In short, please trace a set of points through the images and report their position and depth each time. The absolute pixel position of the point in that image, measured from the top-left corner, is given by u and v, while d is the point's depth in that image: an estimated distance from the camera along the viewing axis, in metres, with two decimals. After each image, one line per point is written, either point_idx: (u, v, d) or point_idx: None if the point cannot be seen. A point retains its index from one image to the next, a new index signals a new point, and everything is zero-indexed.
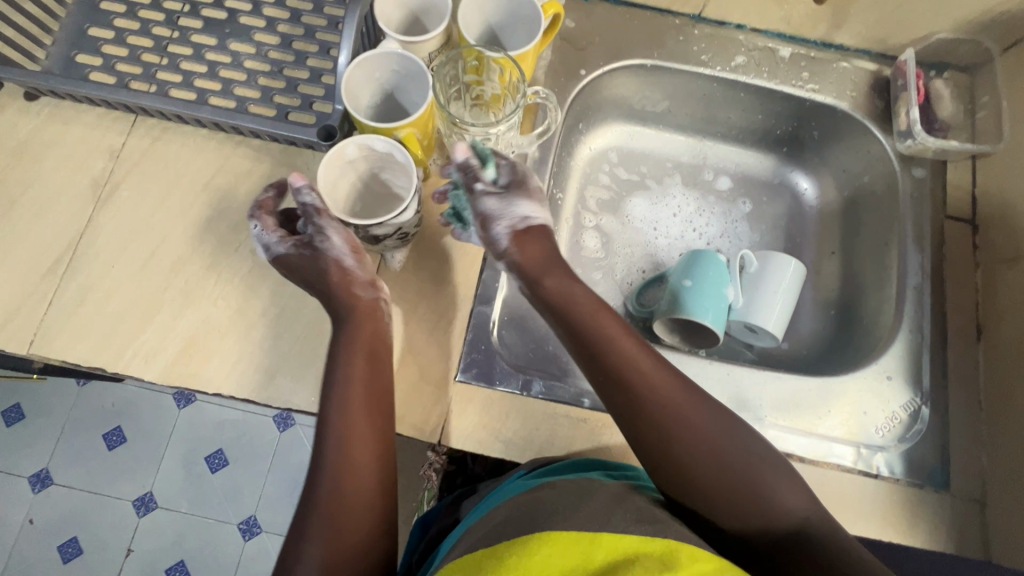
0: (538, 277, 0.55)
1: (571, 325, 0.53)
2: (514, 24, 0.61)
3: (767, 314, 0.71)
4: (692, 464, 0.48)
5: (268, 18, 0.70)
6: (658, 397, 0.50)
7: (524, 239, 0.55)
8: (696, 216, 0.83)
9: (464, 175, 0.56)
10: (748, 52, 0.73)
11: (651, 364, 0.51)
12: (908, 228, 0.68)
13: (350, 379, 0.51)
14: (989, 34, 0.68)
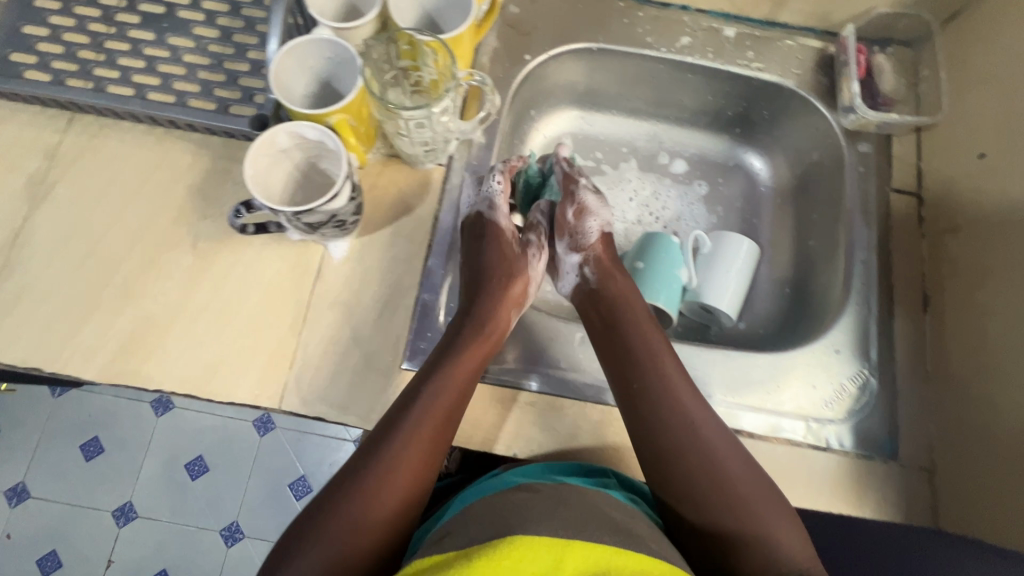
0: (610, 273, 0.66)
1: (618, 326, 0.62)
2: (450, 9, 0.61)
3: (720, 293, 0.71)
4: (703, 482, 0.52)
5: (207, 11, 0.69)
6: (680, 405, 0.56)
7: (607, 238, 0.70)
8: (651, 199, 0.82)
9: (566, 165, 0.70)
10: (693, 33, 0.73)
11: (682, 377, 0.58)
12: (853, 203, 0.68)
13: (442, 385, 0.55)
14: (927, 7, 0.68)
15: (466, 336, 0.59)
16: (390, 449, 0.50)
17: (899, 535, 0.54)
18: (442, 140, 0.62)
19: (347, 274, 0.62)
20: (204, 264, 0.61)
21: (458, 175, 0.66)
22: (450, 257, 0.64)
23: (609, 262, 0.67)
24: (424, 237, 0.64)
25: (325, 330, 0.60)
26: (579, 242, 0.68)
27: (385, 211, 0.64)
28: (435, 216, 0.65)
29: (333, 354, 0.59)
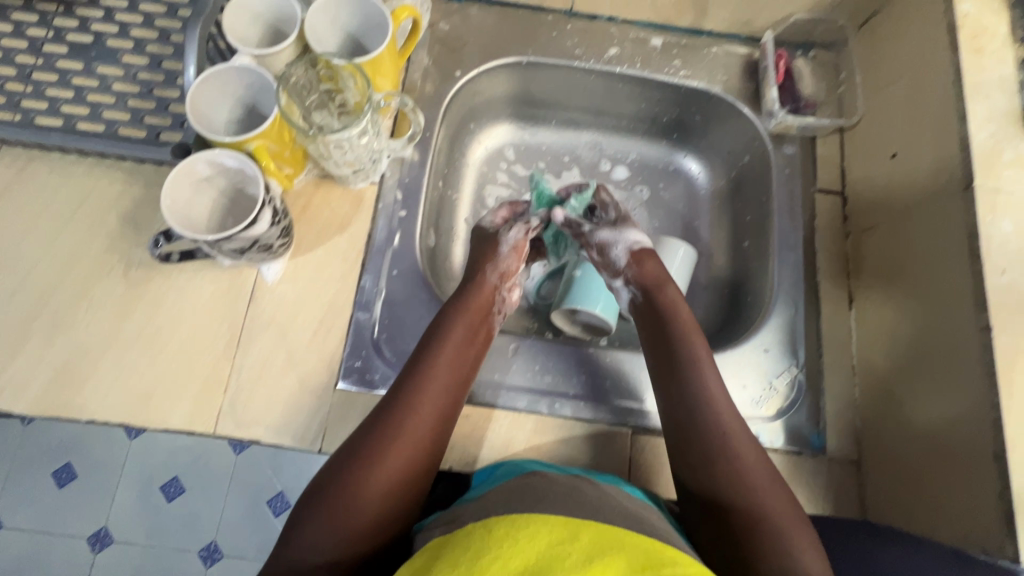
0: (655, 289, 0.64)
1: (659, 334, 0.61)
2: (372, 31, 0.62)
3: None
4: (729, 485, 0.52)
5: (136, 39, 0.69)
6: (716, 417, 0.55)
7: (643, 259, 0.65)
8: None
9: (570, 228, 0.68)
10: (620, 44, 0.75)
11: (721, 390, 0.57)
12: (782, 203, 0.70)
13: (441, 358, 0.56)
14: (841, 12, 0.71)
15: (467, 311, 0.61)
16: (397, 424, 0.51)
17: (821, 533, 0.55)
18: (368, 160, 0.62)
19: (280, 296, 0.62)
20: (136, 291, 0.61)
21: (390, 192, 0.67)
22: (383, 275, 0.64)
23: (659, 272, 0.65)
24: (357, 255, 0.64)
25: (259, 353, 0.60)
26: (613, 273, 0.66)
27: (317, 231, 0.65)
28: (368, 234, 0.65)
29: (268, 377, 0.59)
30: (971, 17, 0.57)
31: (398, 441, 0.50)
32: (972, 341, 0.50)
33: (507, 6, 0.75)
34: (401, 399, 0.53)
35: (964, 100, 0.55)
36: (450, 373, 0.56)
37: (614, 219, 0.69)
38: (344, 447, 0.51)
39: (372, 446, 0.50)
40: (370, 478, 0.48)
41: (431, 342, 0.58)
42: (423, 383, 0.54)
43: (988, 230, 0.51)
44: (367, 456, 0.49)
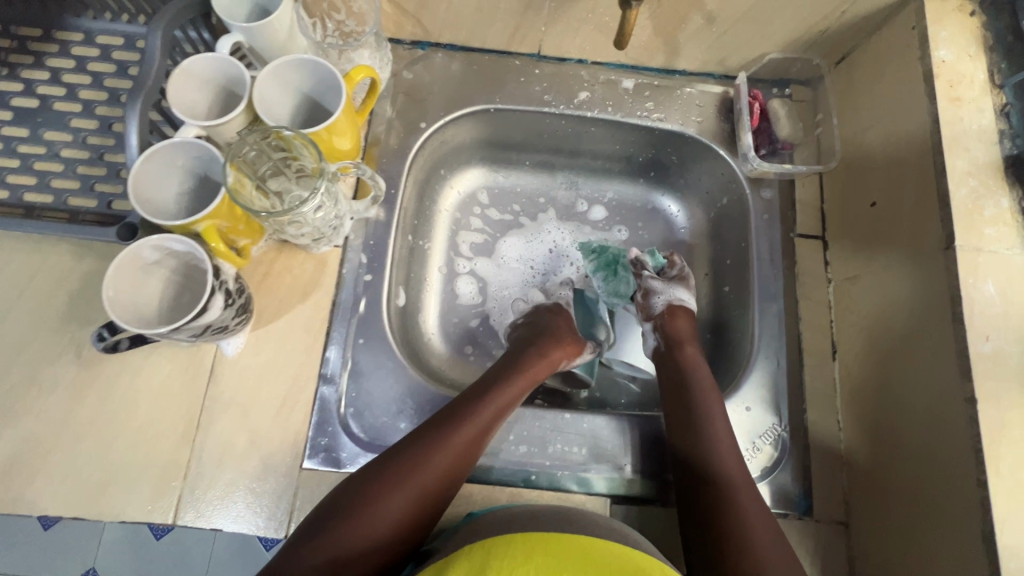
0: (679, 342, 0.67)
1: (676, 381, 0.63)
2: (328, 92, 0.59)
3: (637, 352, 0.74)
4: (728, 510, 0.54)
5: (85, 101, 0.67)
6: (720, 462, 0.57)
7: (676, 313, 0.69)
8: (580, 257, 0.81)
9: (635, 265, 0.73)
10: (591, 87, 0.72)
11: (729, 440, 0.59)
12: (761, 250, 0.68)
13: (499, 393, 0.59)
14: (816, 51, 0.68)
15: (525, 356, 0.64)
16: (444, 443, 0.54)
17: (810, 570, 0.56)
18: (330, 227, 0.60)
19: (242, 371, 0.60)
20: (89, 372, 0.58)
21: (354, 255, 0.65)
22: (348, 344, 0.62)
23: (686, 326, 0.68)
24: (322, 323, 0.62)
25: (220, 433, 0.58)
26: (646, 316, 0.71)
27: (279, 300, 0.62)
28: (333, 300, 0.63)
29: (231, 459, 0.57)
30: (948, 64, 0.55)
31: (424, 474, 0.52)
32: (959, 412, 0.48)
33: (472, 51, 0.72)
34: (448, 419, 0.56)
35: (943, 153, 0.53)
36: (493, 419, 0.57)
37: (670, 276, 0.73)
38: (361, 473, 0.52)
39: (396, 471, 0.52)
40: (382, 506, 0.50)
41: (491, 388, 0.60)
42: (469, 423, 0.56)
43: (970, 294, 0.49)
44: (386, 482, 0.51)
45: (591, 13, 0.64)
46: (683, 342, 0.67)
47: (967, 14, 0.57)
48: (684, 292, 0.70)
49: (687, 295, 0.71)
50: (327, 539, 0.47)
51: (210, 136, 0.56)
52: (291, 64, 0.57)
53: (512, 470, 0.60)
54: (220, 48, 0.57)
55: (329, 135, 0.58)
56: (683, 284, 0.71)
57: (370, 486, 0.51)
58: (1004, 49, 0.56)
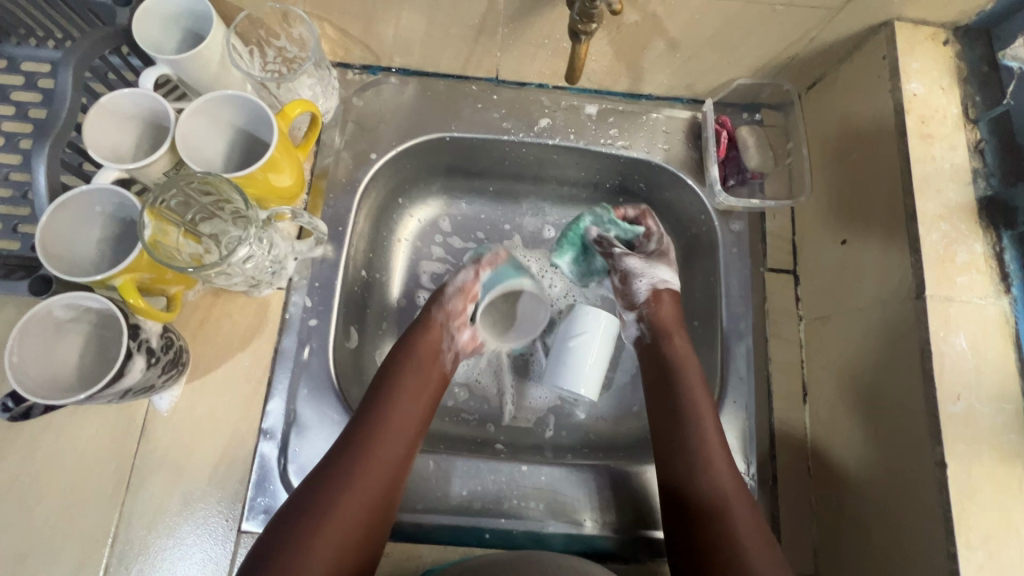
0: (665, 332, 0.63)
1: (663, 384, 0.60)
2: (262, 126, 0.55)
3: (579, 378, 0.65)
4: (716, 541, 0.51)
5: (7, 134, 0.62)
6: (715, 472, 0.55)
7: (659, 300, 0.65)
8: (562, 300, 0.75)
9: (603, 245, 0.68)
10: (551, 113, 0.69)
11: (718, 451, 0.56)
12: (731, 286, 0.64)
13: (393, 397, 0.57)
14: (787, 76, 0.65)
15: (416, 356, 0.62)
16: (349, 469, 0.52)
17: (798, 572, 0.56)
18: (267, 272, 0.56)
19: (177, 427, 0.56)
20: (6, 435, 0.53)
21: (298, 298, 0.61)
22: (291, 395, 0.58)
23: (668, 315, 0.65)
24: (264, 373, 0.58)
25: (152, 495, 0.54)
26: (630, 304, 0.67)
27: (216, 350, 0.58)
28: (274, 347, 0.59)
29: (165, 523, 0.54)
30: (920, 98, 0.52)
31: (350, 495, 0.51)
32: (928, 476, 0.45)
33: (427, 76, 0.69)
34: (346, 444, 0.53)
35: (913, 195, 0.50)
36: (401, 422, 0.56)
37: (649, 253, 0.68)
38: (269, 529, 0.49)
39: (298, 534, 0.48)
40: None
41: (382, 399, 0.57)
42: (365, 468, 0.52)
43: (941, 348, 0.46)
44: (292, 549, 0.47)
45: (547, 39, 0.60)
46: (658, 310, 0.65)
47: (940, 43, 0.54)
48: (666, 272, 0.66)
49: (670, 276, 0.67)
50: None
51: (134, 177, 0.52)
52: (219, 100, 0.53)
53: (464, 528, 0.57)
54: (144, 81, 0.53)
55: (265, 174, 0.53)
56: (663, 263, 0.67)
57: (277, 558, 0.46)
58: (979, 80, 0.53)
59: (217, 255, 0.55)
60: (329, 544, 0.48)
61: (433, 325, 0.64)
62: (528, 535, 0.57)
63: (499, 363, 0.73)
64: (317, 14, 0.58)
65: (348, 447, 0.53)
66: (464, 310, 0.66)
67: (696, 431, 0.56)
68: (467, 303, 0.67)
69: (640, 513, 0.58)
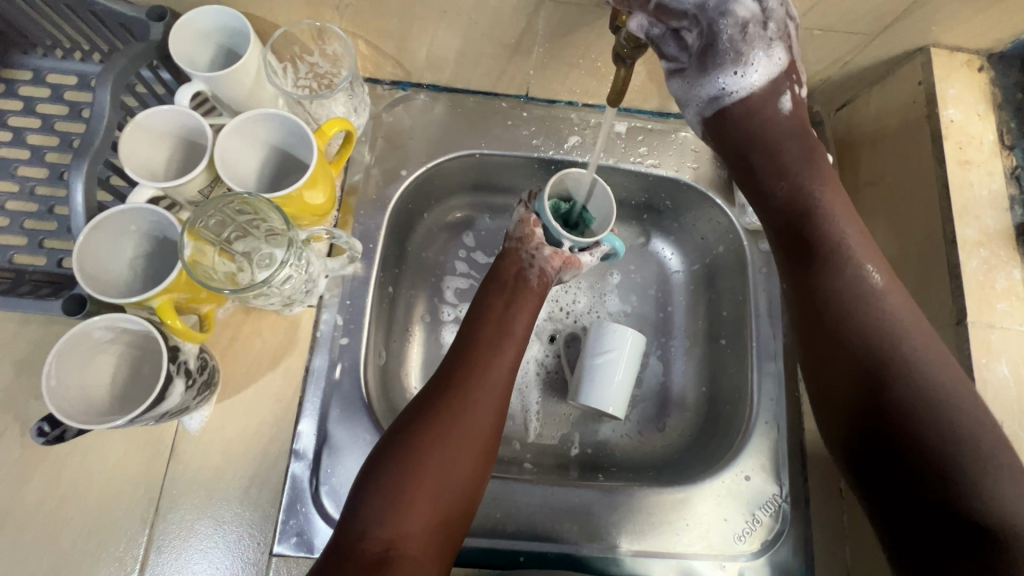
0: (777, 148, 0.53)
1: (826, 267, 0.50)
2: (299, 144, 0.54)
3: (606, 396, 0.65)
4: (875, 342, 0.46)
5: (34, 147, 0.61)
6: (886, 364, 0.45)
7: (750, 110, 0.53)
8: (588, 316, 0.74)
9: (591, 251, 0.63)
10: (582, 131, 0.69)
11: (897, 306, 0.48)
12: (760, 306, 0.66)
13: (486, 327, 0.59)
14: (817, 98, 0.66)
15: (502, 286, 0.62)
16: (454, 391, 0.53)
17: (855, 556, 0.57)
18: (302, 291, 0.56)
19: (207, 447, 0.55)
20: (33, 456, 0.53)
21: (329, 316, 0.60)
22: (323, 416, 0.57)
23: (818, 185, 0.52)
24: (295, 392, 0.58)
25: (183, 516, 0.53)
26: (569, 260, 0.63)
27: (245, 368, 0.57)
28: (305, 365, 0.59)
29: (195, 545, 0.53)
30: (957, 124, 0.53)
31: (464, 413, 0.52)
32: None
33: (457, 92, 0.68)
34: (450, 371, 0.55)
35: (953, 222, 0.51)
36: (495, 346, 0.57)
37: (693, 53, 0.50)
38: (381, 444, 0.50)
39: (410, 452, 0.49)
40: (415, 491, 0.47)
41: (478, 330, 0.58)
42: (472, 384, 0.53)
43: (983, 374, 0.47)
44: (409, 463, 0.48)
45: (582, 59, 0.60)
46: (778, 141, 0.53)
47: (975, 69, 0.55)
48: (738, 62, 0.51)
49: (762, 60, 0.51)
50: (394, 496, 0.47)
51: (168, 195, 0.51)
52: (257, 117, 0.52)
53: (501, 552, 0.56)
54: (180, 98, 0.52)
55: (302, 192, 0.52)
56: (738, 46, 0.50)
57: (394, 473, 0.48)
58: (1013, 108, 0.55)
59: (250, 273, 0.55)
60: (444, 462, 0.49)
61: (509, 251, 0.63)
62: (564, 559, 0.57)
63: (525, 381, 0.71)
64: (353, 31, 0.58)
65: (451, 373, 0.55)
66: (535, 232, 0.62)
67: (863, 316, 0.48)
68: (535, 227, 0.62)
69: (676, 535, 0.58)
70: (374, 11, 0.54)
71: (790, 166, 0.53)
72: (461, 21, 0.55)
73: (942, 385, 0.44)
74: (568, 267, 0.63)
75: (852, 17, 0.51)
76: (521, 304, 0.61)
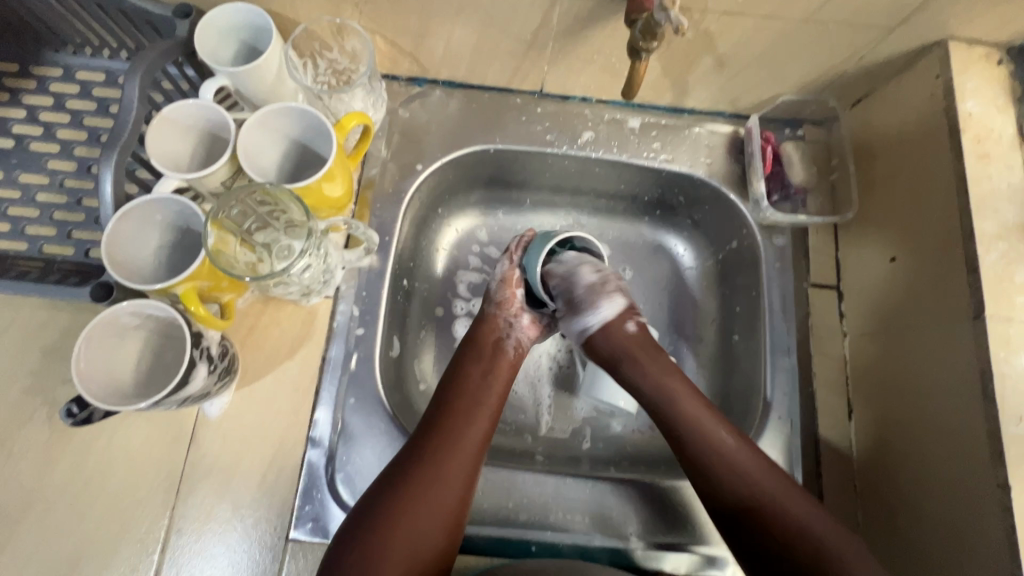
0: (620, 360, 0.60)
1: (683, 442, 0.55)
2: (318, 138, 0.56)
3: None
4: (741, 495, 0.52)
5: (64, 141, 0.63)
6: (755, 498, 0.51)
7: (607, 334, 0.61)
8: None
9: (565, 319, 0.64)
10: (595, 126, 0.69)
11: (750, 457, 0.53)
12: (773, 302, 0.64)
13: (462, 395, 0.58)
14: (832, 93, 0.65)
15: (478, 351, 0.61)
16: (424, 465, 0.52)
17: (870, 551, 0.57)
18: (320, 281, 0.57)
19: (225, 434, 0.56)
20: (60, 438, 0.54)
21: (346, 307, 0.61)
22: (338, 404, 0.58)
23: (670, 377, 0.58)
24: (312, 381, 0.59)
25: (201, 501, 0.55)
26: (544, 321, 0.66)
27: (264, 357, 0.59)
28: (322, 355, 0.60)
29: (213, 529, 0.54)
30: (975, 118, 0.53)
31: (436, 485, 0.51)
32: (990, 497, 0.45)
33: (472, 88, 0.69)
34: (418, 442, 0.54)
35: (970, 216, 0.51)
36: (472, 412, 0.56)
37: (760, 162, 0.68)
38: (355, 513, 0.50)
39: (381, 523, 0.49)
40: (388, 564, 0.47)
41: (453, 397, 0.57)
42: (445, 453, 0.53)
43: (1002, 368, 0.46)
44: (375, 538, 0.48)
45: (597, 55, 0.61)
46: (637, 364, 0.59)
47: (994, 62, 0.55)
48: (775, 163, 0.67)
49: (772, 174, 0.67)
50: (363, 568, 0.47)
51: (192, 186, 0.53)
52: (278, 111, 0.54)
53: (512, 542, 0.57)
54: (203, 93, 0.53)
55: (320, 185, 0.53)
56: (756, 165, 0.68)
57: (363, 548, 0.47)
58: None
59: (269, 264, 0.56)
60: (413, 530, 0.49)
61: (487, 315, 0.64)
62: (575, 550, 0.57)
63: (537, 375, 0.72)
64: (371, 27, 0.59)
65: (427, 438, 0.54)
66: (514, 296, 0.64)
67: (726, 477, 0.53)
68: (514, 290, 0.64)
69: (687, 528, 0.58)
70: (393, 7, 0.55)
71: (645, 359, 0.59)
72: (478, 17, 0.56)
73: (783, 485, 0.52)
74: (539, 332, 0.66)
75: (869, 10, 0.51)
76: (496, 374, 0.60)
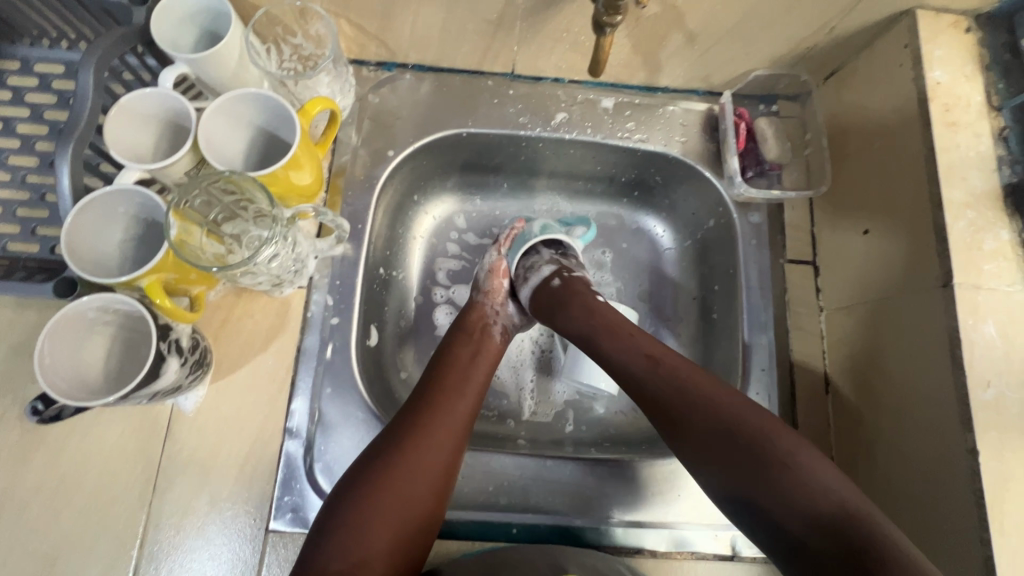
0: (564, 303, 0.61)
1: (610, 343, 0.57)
2: (283, 124, 0.54)
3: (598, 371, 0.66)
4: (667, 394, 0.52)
5: (23, 136, 0.61)
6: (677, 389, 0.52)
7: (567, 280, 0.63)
8: None
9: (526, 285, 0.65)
10: (568, 107, 0.68)
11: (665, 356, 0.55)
12: (750, 279, 0.64)
13: (455, 368, 0.58)
14: (805, 67, 0.65)
15: (466, 332, 0.62)
16: (421, 429, 0.52)
17: None
18: (290, 271, 0.57)
19: (200, 428, 0.56)
20: (31, 439, 0.53)
21: (320, 297, 0.61)
22: (316, 394, 0.58)
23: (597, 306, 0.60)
24: (287, 372, 0.58)
25: (179, 494, 0.54)
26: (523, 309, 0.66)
27: (238, 350, 0.58)
28: (297, 346, 0.59)
29: (192, 524, 0.54)
30: (943, 86, 0.53)
31: (427, 446, 0.51)
32: (959, 463, 0.46)
33: (442, 71, 0.68)
34: (409, 409, 0.54)
35: (939, 185, 0.51)
36: (463, 382, 0.57)
37: None
38: (346, 479, 0.50)
39: (369, 489, 0.48)
40: (377, 519, 0.47)
41: (443, 370, 0.58)
42: (435, 419, 0.53)
43: (970, 336, 0.47)
44: (362, 510, 0.47)
45: (565, 33, 0.60)
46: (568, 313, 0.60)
47: (962, 31, 0.55)
48: (749, 145, 0.67)
49: (744, 156, 0.67)
50: (349, 526, 0.46)
51: (155, 178, 0.52)
52: (241, 97, 0.52)
53: (495, 525, 0.57)
54: (163, 81, 0.52)
55: (287, 172, 0.52)
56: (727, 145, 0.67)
57: (352, 509, 0.47)
58: (1001, 69, 0.54)
59: (239, 255, 0.55)
60: (402, 492, 0.48)
61: (475, 303, 0.65)
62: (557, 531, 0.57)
63: (520, 360, 0.72)
64: (335, 11, 0.58)
65: (411, 414, 0.53)
66: (500, 286, 0.66)
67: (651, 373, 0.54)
68: (502, 280, 0.66)
69: (663, 506, 0.58)
70: None
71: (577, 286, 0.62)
72: None
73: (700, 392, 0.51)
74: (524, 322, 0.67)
75: None
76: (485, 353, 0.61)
